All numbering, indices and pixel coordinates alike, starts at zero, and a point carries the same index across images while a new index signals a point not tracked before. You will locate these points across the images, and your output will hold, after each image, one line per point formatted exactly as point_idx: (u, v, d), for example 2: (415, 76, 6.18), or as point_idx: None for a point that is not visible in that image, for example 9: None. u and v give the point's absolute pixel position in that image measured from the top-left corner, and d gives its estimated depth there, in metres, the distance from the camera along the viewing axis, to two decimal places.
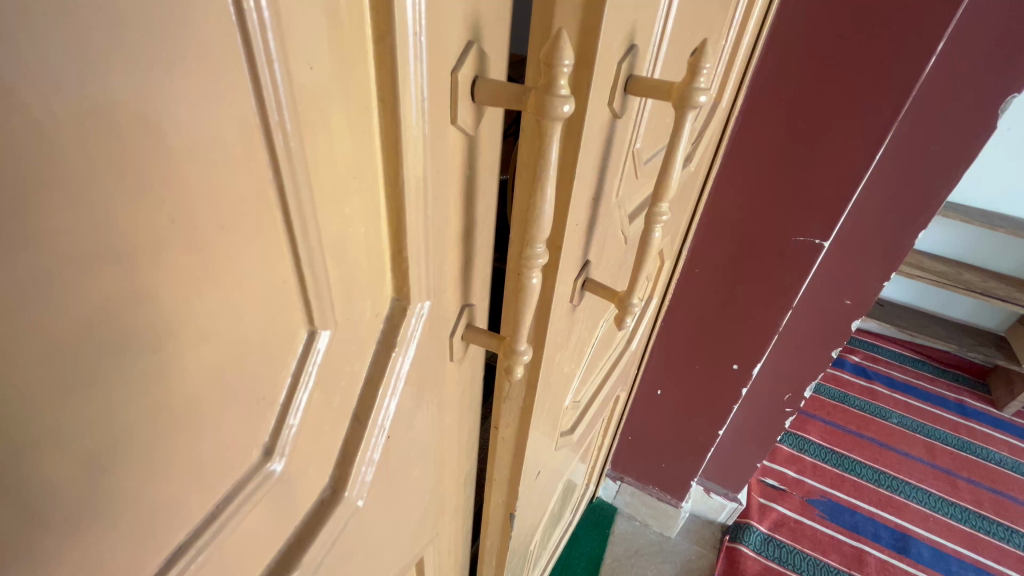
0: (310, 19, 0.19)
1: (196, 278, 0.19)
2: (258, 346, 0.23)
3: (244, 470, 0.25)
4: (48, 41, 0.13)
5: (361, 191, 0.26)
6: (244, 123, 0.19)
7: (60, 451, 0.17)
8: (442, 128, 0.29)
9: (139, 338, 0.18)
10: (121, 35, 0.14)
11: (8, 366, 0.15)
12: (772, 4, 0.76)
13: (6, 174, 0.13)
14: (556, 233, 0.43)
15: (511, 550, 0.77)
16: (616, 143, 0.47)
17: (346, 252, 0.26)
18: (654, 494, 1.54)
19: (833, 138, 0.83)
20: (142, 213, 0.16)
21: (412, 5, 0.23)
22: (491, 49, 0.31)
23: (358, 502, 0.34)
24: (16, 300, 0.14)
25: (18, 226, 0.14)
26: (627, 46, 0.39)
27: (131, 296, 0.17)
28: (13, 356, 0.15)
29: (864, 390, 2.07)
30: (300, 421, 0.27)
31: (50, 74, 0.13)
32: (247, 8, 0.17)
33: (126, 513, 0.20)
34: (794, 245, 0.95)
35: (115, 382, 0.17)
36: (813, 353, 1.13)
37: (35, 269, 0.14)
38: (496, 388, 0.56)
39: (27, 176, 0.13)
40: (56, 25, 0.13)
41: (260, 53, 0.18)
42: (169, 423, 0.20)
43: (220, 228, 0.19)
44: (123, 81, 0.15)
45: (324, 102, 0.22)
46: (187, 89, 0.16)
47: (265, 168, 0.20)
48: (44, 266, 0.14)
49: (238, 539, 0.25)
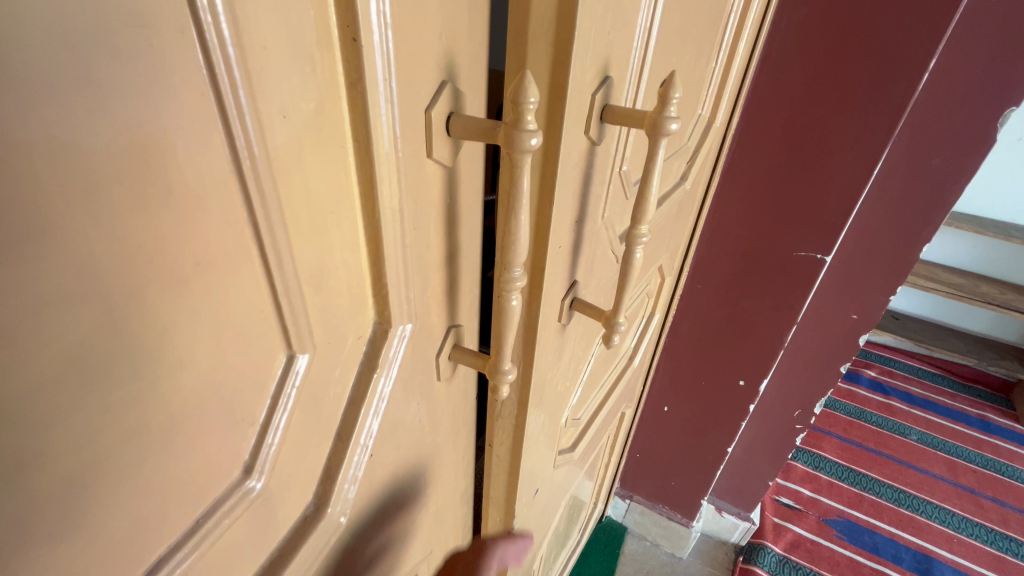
0: (281, 71, 0.22)
1: (173, 310, 0.21)
2: (237, 372, 0.25)
3: (223, 487, 0.26)
4: (14, 103, 0.14)
5: (340, 224, 0.28)
6: (220, 168, 0.21)
7: (35, 471, 0.18)
8: (417, 161, 0.30)
9: (120, 368, 0.20)
10: (89, 93, 0.16)
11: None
12: (764, 26, 0.79)
13: (15, 227, 0.15)
14: (539, 256, 0.45)
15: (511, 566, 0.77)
16: (597, 168, 0.49)
17: (324, 281, 0.28)
18: (664, 513, 1.53)
19: (830, 154, 0.85)
20: (121, 256, 0.18)
21: (380, 52, 0.25)
22: (466, 89, 0.32)
23: (342, 518, 0.35)
24: (9, 329, 0.16)
25: (15, 267, 0.16)
26: (601, 78, 0.41)
27: (111, 327, 0.19)
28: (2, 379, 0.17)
29: (882, 405, 2.02)
30: (279, 440, 0.28)
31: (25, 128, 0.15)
32: (217, 71, 0.19)
33: (107, 530, 0.21)
34: (796, 260, 0.96)
35: (94, 405, 0.19)
36: (822, 368, 1.13)
37: (27, 303, 0.16)
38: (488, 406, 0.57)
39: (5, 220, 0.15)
40: (29, 86, 0.15)
41: (231, 108, 0.20)
42: (146, 445, 0.22)
43: (196, 265, 0.21)
44: (102, 141, 0.17)
45: (297, 145, 0.24)
46: (149, 138, 0.18)
47: (238, 205, 0.22)
48: (13, 303, 0.16)
49: (220, 553, 0.27)
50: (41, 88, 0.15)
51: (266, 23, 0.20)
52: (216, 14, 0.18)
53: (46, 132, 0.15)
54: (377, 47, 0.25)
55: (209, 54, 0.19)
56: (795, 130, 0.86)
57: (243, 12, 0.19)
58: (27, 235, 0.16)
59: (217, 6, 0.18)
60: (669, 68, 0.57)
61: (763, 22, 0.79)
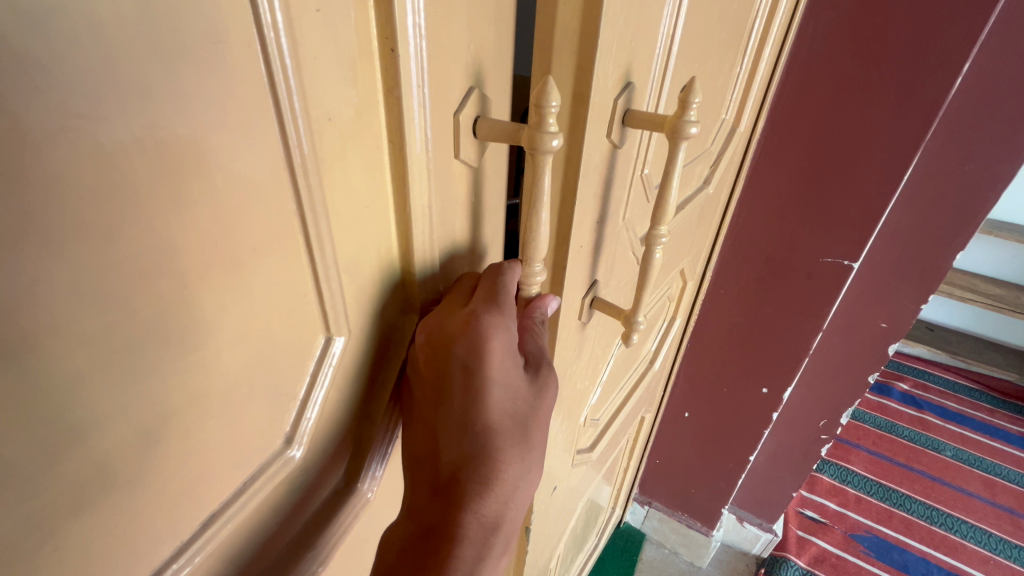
0: (329, 77, 0.24)
1: (232, 289, 0.23)
2: (282, 349, 0.27)
3: (268, 454, 0.29)
4: (113, 106, 0.17)
5: (375, 219, 0.30)
6: (275, 164, 0.23)
7: (107, 433, 0.21)
8: (446, 163, 0.32)
9: (188, 339, 0.22)
10: (175, 97, 0.19)
11: (97, 349, 0.19)
12: (790, 29, 0.80)
13: (114, 210, 0.18)
14: (560, 254, 0.47)
15: (528, 559, 0.81)
16: (618, 171, 0.50)
17: (359, 271, 0.30)
18: (683, 520, 1.52)
19: (858, 159, 0.84)
20: (194, 238, 0.21)
21: (416, 60, 0.27)
22: (494, 95, 0.34)
23: (370, 494, 0.37)
24: (106, 298, 0.19)
25: (114, 244, 0.19)
26: (622, 84, 0.43)
27: (183, 301, 0.22)
28: (101, 340, 0.19)
29: (914, 419, 1.95)
30: (316, 415, 0.30)
31: (110, 130, 0.17)
32: (277, 79, 0.22)
33: (171, 483, 0.24)
34: (822, 266, 0.95)
35: (167, 369, 0.22)
36: (849, 377, 1.11)
37: (121, 277, 0.19)
38: None
39: (98, 210, 0.18)
40: (130, 90, 0.17)
41: (287, 112, 0.23)
42: (205, 409, 0.24)
43: (254, 249, 0.24)
44: (181, 138, 0.19)
45: (338, 146, 0.26)
46: (210, 139, 0.20)
47: (288, 198, 0.24)
48: (103, 279, 0.19)
49: (260, 514, 0.29)
50: (132, 94, 0.17)
51: (316, 36, 0.23)
52: (276, 26, 0.21)
53: (139, 131, 0.18)
54: (413, 57, 0.26)
55: (270, 65, 0.21)
56: (822, 134, 0.86)
57: (298, 25, 0.22)
58: (120, 219, 0.19)
59: (278, 21, 0.21)
60: (691, 74, 0.58)
61: (790, 27, 0.79)
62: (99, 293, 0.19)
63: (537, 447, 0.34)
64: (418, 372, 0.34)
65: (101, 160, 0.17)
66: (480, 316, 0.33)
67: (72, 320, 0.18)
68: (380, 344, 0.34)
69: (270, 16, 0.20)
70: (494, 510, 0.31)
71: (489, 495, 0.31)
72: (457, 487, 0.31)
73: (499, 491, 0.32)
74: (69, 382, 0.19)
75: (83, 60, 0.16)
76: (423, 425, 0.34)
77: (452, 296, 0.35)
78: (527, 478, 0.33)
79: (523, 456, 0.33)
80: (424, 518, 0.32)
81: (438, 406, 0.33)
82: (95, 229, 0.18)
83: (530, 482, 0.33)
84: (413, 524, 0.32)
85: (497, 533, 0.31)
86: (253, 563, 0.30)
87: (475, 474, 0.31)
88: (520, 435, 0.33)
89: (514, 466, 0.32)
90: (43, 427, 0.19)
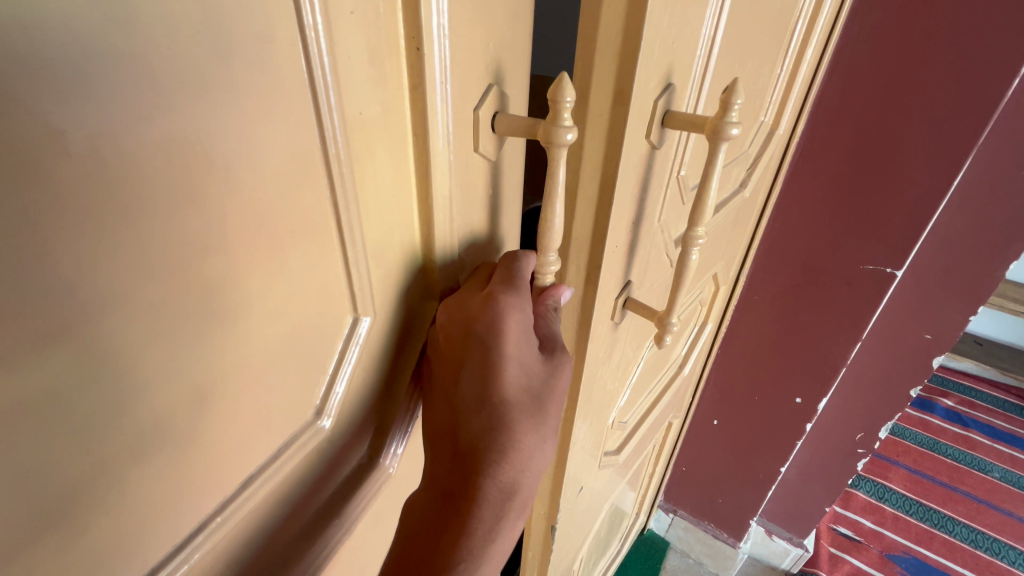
0: (360, 74, 0.26)
1: (272, 267, 0.26)
2: (314, 326, 0.29)
3: (300, 424, 0.31)
4: (177, 97, 0.19)
5: (400, 208, 0.32)
6: (311, 153, 0.25)
7: (161, 393, 0.23)
8: (467, 157, 0.34)
9: (233, 310, 0.25)
10: (228, 89, 0.21)
11: (159, 312, 0.22)
12: (834, 31, 0.78)
13: (176, 190, 0.21)
14: (596, 254, 0.48)
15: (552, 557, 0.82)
16: (656, 172, 0.51)
17: (385, 256, 0.32)
18: (709, 530, 1.50)
19: (904, 164, 0.81)
20: (240, 217, 0.23)
21: (439, 58, 0.28)
22: (513, 91, 0.36)
23: (391, 469, 0.39)
24: (167, 270, 0.22)
25: (174, 221, 0.21)
26: (663, 86, 0.43)
27: (230, 275, 0.24)
28: (163, 306, 0.22)
29: (959, 437, 1.85)
30: (344, 389, 0.33)
31: (173, 119, 0.20)
32: (316, 75, 0.24)
33: (215, 442, 0.26)
34: (863, 274, 0.92)
35: (215, 337, 0.24)
36: (888, 390, 1.07)
37: (180, 250, 0.22)
38: None
39: (162, 189, 0.20)
40: (189, 81, 0.20)
41: (324, 106, 0.25)
42: (246, 376, 0.27)
43: (291, 231, 0.26)
44: (231, 126, 0.22)
45: (368, 139, 0.28)
46: (256, 129, 0.23)
47: (323, 185, 0.27)
48: (165, 251, 0.21)
49: (291, 479, 0.32)
50: (192, 87, 0.20)
51: (350, 35, 0.25)
52: (317, 27, 0.23)
53: (198, 120, 0.20)
54: (437, 55, 0.28)
55: (310, 62, 0.23)
56: (866, 137, 0.84)
57: (335, 25, 0.24)
58: (179, 198, 0.21)
59: (317, 22, 0.23)
60: (732, 75, 0.58)
61: (835, 26, 0.78)
62: (163, 263, 0.21)
63: (551, 420, 0.35)
64: (439, 351, 0.36)
65: (166, 145, 0.20)
66: (498, 296, 0.35)
67: (137, 287, 0.21)
68: (402, 324, 0.36)
69: (311, 17, 0.22)
70: (510, 475, 0.33)
71: (506, 463, 0.33)
72: (475, 455, 0.33)
73: (516, 459, 0.33)
74: (135, 340, 0.21)
75: (154, 54, 0.18)
76: (443, 400, 0.35)
77: (470, 283, 0.37)
78: (541, 448, 0.35)
79: (539, 428, 0.34)
80: (444, 484, 0.34)
81: (455, 381, 0.34)
82: (160, 206, 0.20)
83: (544, 452, 0.35)
84: (434, 492, 0.34)
85: (513, 498, 0.33)
86: (285, 526, 0.33)
87: (495, 444, 0.33)
88: (535, 408, 0.34)
89: (529, 436, 0.34)
90: (114, 380, 0.21)
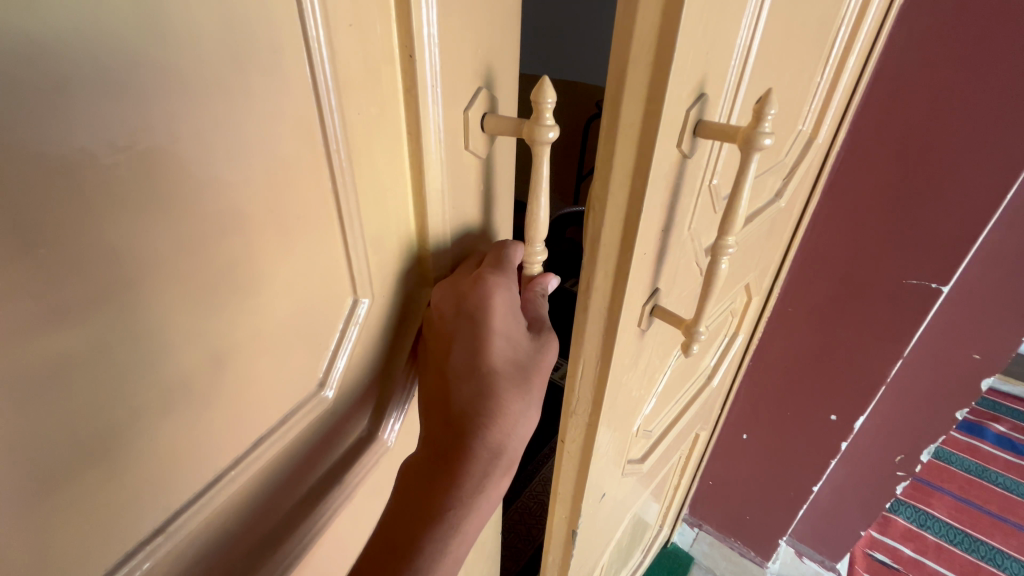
0: (359, 79, 0.29)
1: (282, 249, 0.29)
2: (317, 304, 0.32)
3: (305, 394, 0.34)
4: (201, 99, 0.23)
5: (397, 200, 0.35)
6: (316, 149, 0.28)
7: (186, 355, 0.26)
8: (457, 154, 0.36)
9: (247, 285, 0.28)
10: (243, 92, 0.24)
11: (187, 284, 0.25)
12: (879, 40, 0.76)
13: (200, 178, 0.24)
14: (625, 261, 0.50)
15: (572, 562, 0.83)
16: (687, 179, 0.52)
17: (383, 243, 0.35)
18: (735, 547, 1.47)
19: (951, 177, 0.79)
20: (255, 203, 0.27)
21: (429, 64, 0.31)
22: (503, 94, 0.38)
23: (389, 441, 0.42)
24: (193, 248, 0.25)
25: (200, 205, 0.24)
26: (696, 95, 0.44)
27: (245, 253, 0.27)
28: (189, 279, 0.25)
29: (1011, 466, 1.73)
30: (345, 363, 0.36)
31: (197, 119, 0.23)
32: (317, 80, 0.27)
33: (230, 404, 0.30)
34: (905, 289, 0.89)
35: (231, 309, 0.28)
36: (931, 411, 1.02)
37: (205, 231, 0.25)
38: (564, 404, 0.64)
39: (188, 177, 0.23)
40: (209, 85, 0.23)
41: (325, 107, 0.28)
42: (258, 346, 0.30)
43: (298, 217, 0.29)
44: (247, 124, 0.25)
45: (366, 137, 0.31)
46: (265, 126, 0.26)
47: (325, 177, 0.30)
48: (192, 232, 0.24)
49: (295, 442, 0.35)
50: (211, 90, 0.23)
51: (347, 45, 0.27)
52: (319, 38, 0.26)
53: (217, 117, 0.23)
54: (428, 62, 0.31)
55: (314, 69, 0.26)
56: (911, 149, 0.81)
57: (335, 37, 0.27)
58: (202, 186, 0.24)
59: (319, 35, 0.26)
60: (768, 84, 0.58)
61: (879, 36, 0.76)
62: (190, 242, 0.24)
63: (537, 391, 0.38)
64: (433, 330, 0.39)
65: (192, 140, 0.23)
66: (485, 277, 0.37)
67: (169, 262, 0.24)
68: (400, 307, 0.39)
69: (313, 30, 0.25)
70: (498, 438, 0.36)
71: (494, 426, 0.36)
72: (461, 421, 0.36)
73: (503, 424, 0.36)
74: (166, 308, 0.25)
75: (183, 63, 0.22)
76: (437, 374, 0.38)
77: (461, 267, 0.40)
78: (527, 415, 0.38)
79: (524, 396, 0.37)
80: (435, 444, 0.37)
81: (447, 353, 0.37)
82: (187, 191, 0.24)
83: (530, 419, 0.38)
84: (427, 450, 0.37)
85: (500, 458, 0.36)
86: (291, 487, 0.36)
87: (483, 410, 0.36)
88: (521, 378, 0.37)
89: (515, 404, 0.37)
90: (148, 342, 0.24)
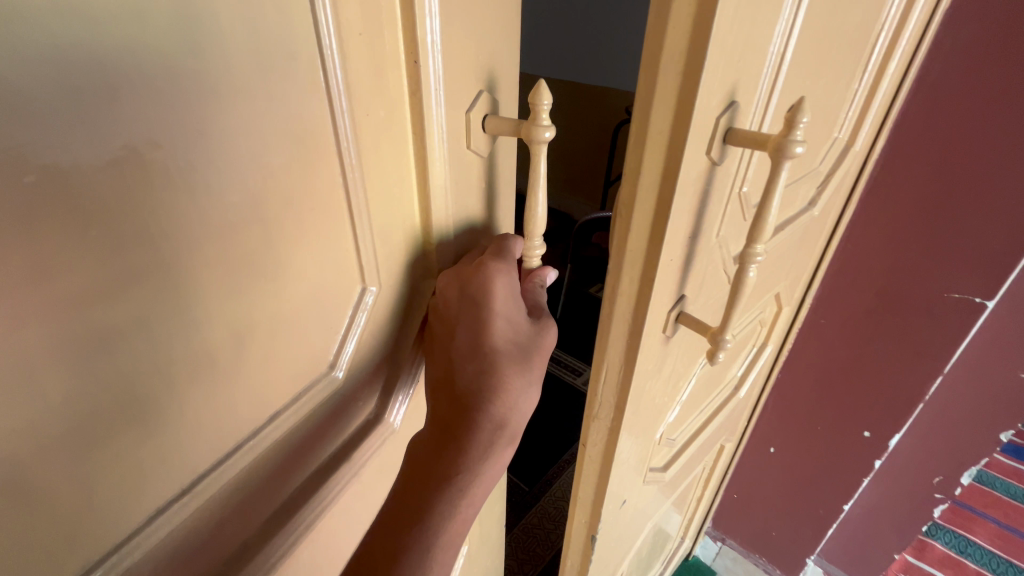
0: (368, 84, 0.31)
1: (299, 239, 0.31)
2: (329, 292, 0.35)
3: (317, 374, 0.37)
4: (229, 102, 0.25)
5: (403, 197, 0.37)
6: (329, 148, 0.31)
7: (213, 333, 0.29)
8: (459, 153, 0.38)
9: (269, 271, 0.31)
10: (266, 96, 0.27)
11: (215, 269, 0.28)
12: (922, 45, 0.74)
13: (227, 173, 0.26)
14: (651, 265, 0.50)
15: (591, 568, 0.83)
16: (716, 187, 0.52)
17: (390, 237, 0.37)
18: (760, 564, 1.43)
19: (1000, 186, 0.75)
20: (275, 197, 0.29)
21: (433, 70, 0.33)
22: (504, 96, 0.40)
23: (393, 424, 0.45)
24: (221, 236, 0.27)
25: (228, 197, 0.27)
26: (726, 103, 0.45)
27: (267, 242, 0.30)
28: (217, 265, 0.28)
29: None
30: (354, 347, 0.38)
31: (225, 121, 0.25)
32: (330, 85, 0.29)
33: (250, 380, 0.32)
34: (947, 302, 0.85)
35: (253, 292, 0.30)
36: (975, 433, 0.97)
37: (230, 220, 0.27)
38: (586, 407, 0.65)
39: (219, 173, 0.26)
40: (235, 90, 0.25)
41: (337, 110, 0.30)
42: (276, 328, 0.32)
43: (312, 209, 0.31)
44: (268, 124, 0.27)
45: (375, 138, 0.33)
46: (284, 127, 0.28)
47: (337, 174, 0.32)
48: (220, 221, 0.27)
49: (307, 419, 0.37)
50: (237, 94, 0.25)
51: (357, 53, 0.30)
52: (331, 47, 0.28)
53: (242, 118, 0.26)
54: (431, 68, 0.33)
55: (327, 75, 0.29)
56: (956, 156, 0.78)
57: (346, 46, 0.29)
58: (229, 180, 0.27)
59: (331, 44, 0.28)
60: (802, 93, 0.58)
61: (923, 41, 0.74)
62: (218, 231, 0.27)
63: (538, 370, 0.40)
64: (438, 315, 0.41)
65: (221, 139, 0.26)
66: (486, 264, 0.39)
67: (201, 247, 0.27)
68: (406, 296, 0.41)
69: (326, 40, 0.28)
70: (501, 410, 0.38)
71: (497, 401, 0.38)
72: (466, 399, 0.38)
73: (504, 400, 0.38)
74: (198, 289, 0.27)
75: (215, 70, 0.24)
76: (443, 356, 0.40)
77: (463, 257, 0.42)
78: (527, 392, 0.39)
79: (524, 374, 0.39)
80: (441, 420, 0.39)
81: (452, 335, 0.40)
82: (217, 185, 0.26)
83: (531, 397, 0.40)
84: (435, 426, 0.39)
85: (502, 431, 0.38)
86: (303, 462, 0.38)
87: (486, 386, 0.38)
88: (522, 358, 0.39)
89: (517, 380, 0.38)
90: (183, 320, 0.27)
